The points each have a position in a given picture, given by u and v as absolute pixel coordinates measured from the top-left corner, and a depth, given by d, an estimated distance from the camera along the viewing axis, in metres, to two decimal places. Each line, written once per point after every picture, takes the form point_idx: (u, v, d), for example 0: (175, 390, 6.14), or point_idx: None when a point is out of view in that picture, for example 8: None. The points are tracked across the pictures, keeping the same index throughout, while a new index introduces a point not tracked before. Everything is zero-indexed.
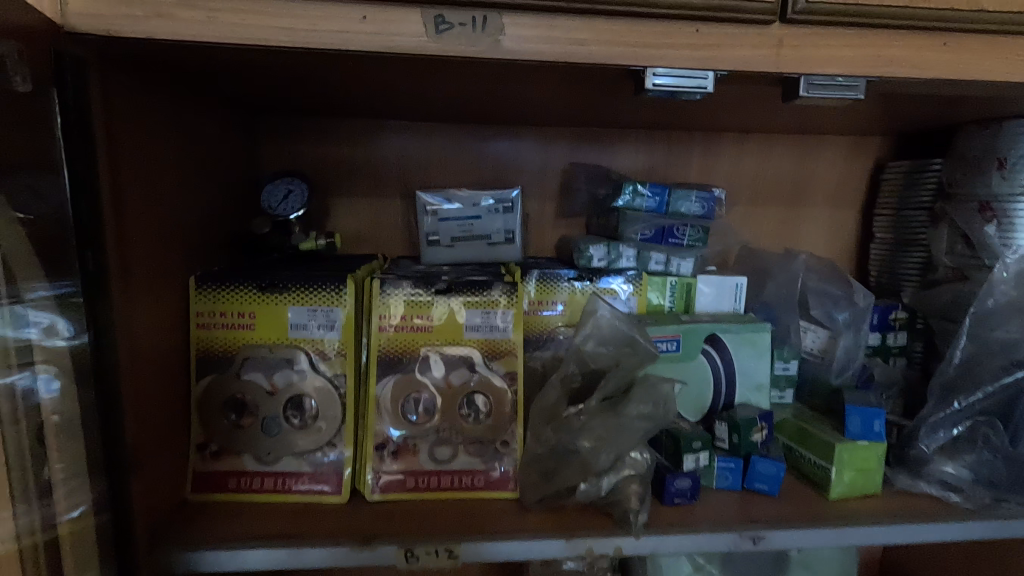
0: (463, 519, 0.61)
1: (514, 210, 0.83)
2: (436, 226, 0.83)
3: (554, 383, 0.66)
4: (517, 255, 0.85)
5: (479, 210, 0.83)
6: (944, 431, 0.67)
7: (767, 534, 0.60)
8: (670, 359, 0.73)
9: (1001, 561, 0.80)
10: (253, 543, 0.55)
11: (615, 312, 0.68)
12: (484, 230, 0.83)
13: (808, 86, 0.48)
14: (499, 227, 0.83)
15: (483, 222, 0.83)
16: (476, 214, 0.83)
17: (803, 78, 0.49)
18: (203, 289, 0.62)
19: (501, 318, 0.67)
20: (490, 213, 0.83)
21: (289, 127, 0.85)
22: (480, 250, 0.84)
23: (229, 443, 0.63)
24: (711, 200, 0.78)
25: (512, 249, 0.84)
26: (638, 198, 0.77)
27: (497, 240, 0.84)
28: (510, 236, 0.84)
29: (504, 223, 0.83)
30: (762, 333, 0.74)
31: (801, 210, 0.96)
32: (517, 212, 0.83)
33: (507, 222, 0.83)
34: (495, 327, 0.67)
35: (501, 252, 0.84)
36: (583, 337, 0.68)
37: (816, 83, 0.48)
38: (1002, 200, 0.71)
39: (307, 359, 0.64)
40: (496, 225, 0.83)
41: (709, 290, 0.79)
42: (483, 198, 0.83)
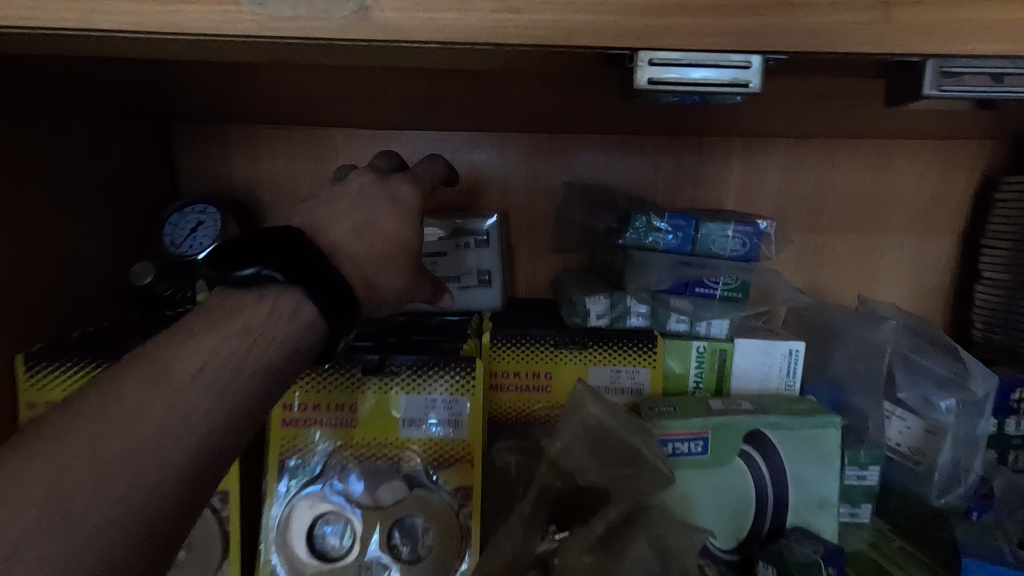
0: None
1: (492, 243, 0.63)
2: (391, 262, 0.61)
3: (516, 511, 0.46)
4: (496, 301, 0.63)
5: (444, 242, 0.62)
6: None
7: None
8: (694, 465, 0.52)
9: None
10: None
11: (611, 408, 0.47)
12: (450, 270, 0.62)
13: (936, 78, 0.29)
14: (470, 266, 0.63)
15: (447, 260, 0.62)
16: (440, 249, 0.62)
17: (932, 63, 0.29)
18: (37, 372, 0.46)
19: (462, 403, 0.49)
20: (458, 248, 0.62)
21: (207, 139, 0.67)
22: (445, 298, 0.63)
23: None
24: (755, 233, 0.56)
25: (489, 297, 0.64)
26: (655, 233, 0.56)
27: (469, 284, 0.63)
28: (486, 278, 0.63)
29: (478, 261, 0.63)
30: (828, 430, 0.52)
31: (875, 240, 0.72)
32: (496, 245, 0.63)
33: (483, 260, 0.63)
34: (442, 423, 0.49)
35: (472, 301, 0.63)
36: (561, 446, 0.46)
37: (950, 75, 0.29)
38: None
39: None
40: (468, 264, 0.63)
41: (750, 360, 0.57)
42: (452, 226, 0.62)
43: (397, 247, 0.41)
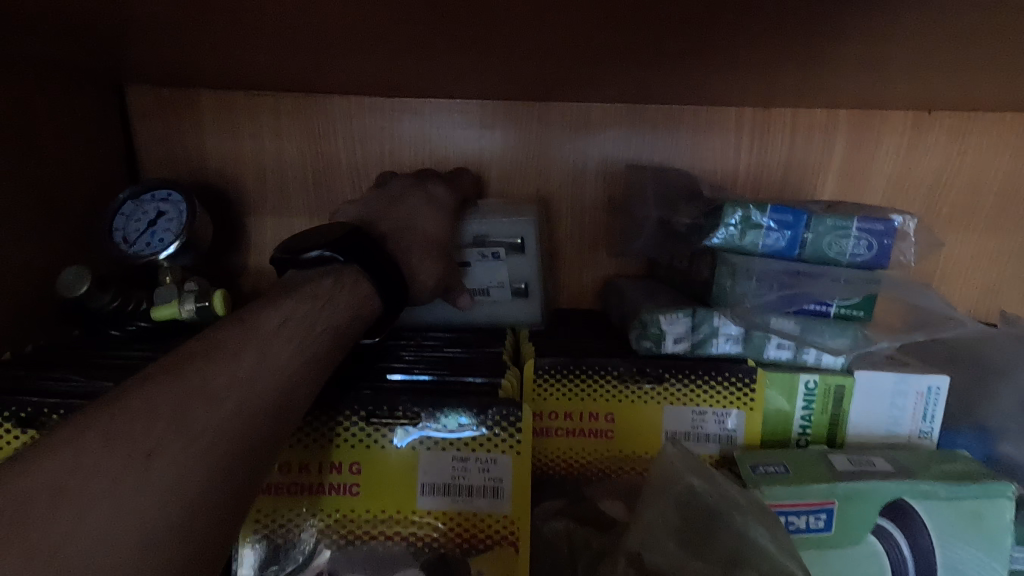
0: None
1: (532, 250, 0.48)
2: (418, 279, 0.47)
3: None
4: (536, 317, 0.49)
5: (472, 246, 0.47)
6: None
7: None
8: (813, 546, 0.38)
9: None
10: None
11: (707, 471, 0.35)
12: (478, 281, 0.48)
13: None
14: (506, 276, 0.48)
15: (476, 268, 0.47)
16: (467, 254, 0.47)
17: None
18: None
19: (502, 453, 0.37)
20: (484, 257, 0.47)
21: (171, 107, 0.53)
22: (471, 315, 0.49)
23: None
24: (888, 232, 0.42)
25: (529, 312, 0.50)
26: (753, 232, 0.42)
27: (504, 298, 0.49)
28: (525, 291, 0.49)
29: (516, 272, 0.48)
30: (996, 504, 0.38)
31: (1004, 239, 0.58)
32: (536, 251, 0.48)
33: (522, 269, 0.48)
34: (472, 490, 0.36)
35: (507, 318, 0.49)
36: (641, 532, 0.34)
37: None
38: None
39: None
40: (502, 275, 0.48)
41: (874, 397, 0.44)
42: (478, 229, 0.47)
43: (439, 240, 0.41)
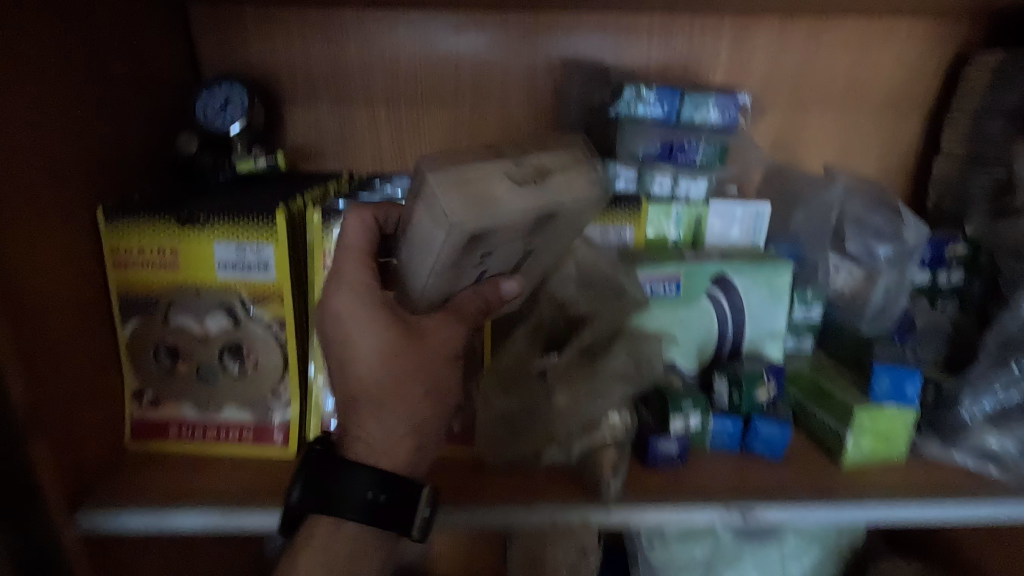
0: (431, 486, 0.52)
1: (497, 229, 0.40)
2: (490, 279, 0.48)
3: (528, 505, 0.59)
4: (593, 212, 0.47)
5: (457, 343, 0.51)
6: (993, 396, 0.55)
7: (760, 510, 0.52)
8: (668, 304, 0.62)
9: None
10: (184, 504, 0.51)
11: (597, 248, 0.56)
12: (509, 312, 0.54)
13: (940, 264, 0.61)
14: (511, 243, 0.43)
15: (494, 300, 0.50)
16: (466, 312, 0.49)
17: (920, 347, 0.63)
18: (116, 224, 0.53)
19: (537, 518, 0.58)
20: (485, 255, 0.43)
21: (225, 20, 0.71)
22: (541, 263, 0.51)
23: (168, 391, 0.58)
24: (734, 105, 0.63)
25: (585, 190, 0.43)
26: (643, 104, 0.62)
27: (539, 238, 0.45)
28: (539, 221, 0.42)
29: (512, 236, 0.42)
30: (781, 273, 0.62)
31: (851, 117, 0.78)
32: (484, 192, 0.38)
33: (505, 234, 0.41)
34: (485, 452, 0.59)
35: (572, 222, 0.46)
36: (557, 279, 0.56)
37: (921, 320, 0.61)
38: None
39: (240, 304, 0.56)
40: (502, 254, 0.44)
41: (724, 217, 0.65)
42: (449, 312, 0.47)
43: (385, 378, 0.45)
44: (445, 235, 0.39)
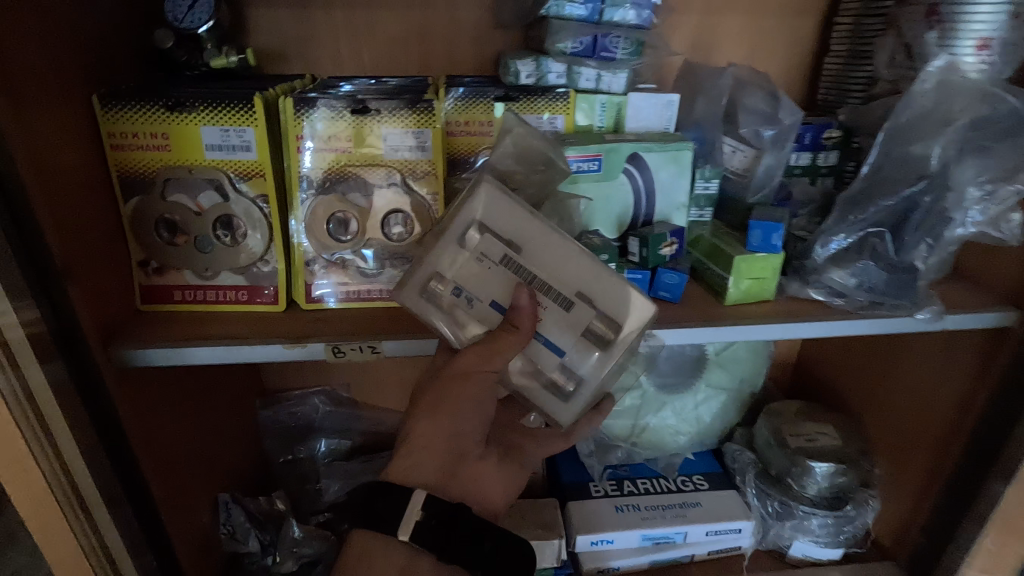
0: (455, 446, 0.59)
1: (432, 266, 0.57)
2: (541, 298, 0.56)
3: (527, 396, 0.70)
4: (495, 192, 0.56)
5: (570, 373, 0.58)
6: (837, 241, 0.71)
7: (657, 333, 0.67)
8: (591, 179, 0.74)
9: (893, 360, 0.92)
10: (196, 344, 0.63)
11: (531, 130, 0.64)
12: (603, 311, 0.56)
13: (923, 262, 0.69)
14: (464, 268, 0.57)
15: (549, 321, 0.56)
16: (545, 349, 0.57)
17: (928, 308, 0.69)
18: (108, 109, 0.61)
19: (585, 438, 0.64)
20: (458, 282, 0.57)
21: None
22: (557, 257, 0.56)
23: (169, 260, 0.67)
24: (648, 6, 0.74)
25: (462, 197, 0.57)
26: (568, 4, 0.72)
27: (482, 244, 0.56)
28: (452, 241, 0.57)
29: (455, 260, 0.57)
30: (684, 151, 0.75)
31: (756, 18, 0.89)
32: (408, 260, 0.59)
33: (439, 267, 0.57)
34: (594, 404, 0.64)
35: (487, 209, 0.56)
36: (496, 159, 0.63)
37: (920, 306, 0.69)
38: (950, 1, 0.66)
39: (228, 181, 0.65)
40: (472, 279, 0.56)
41: (641, 106, 0.77)
42: (536, 364, 0.58)
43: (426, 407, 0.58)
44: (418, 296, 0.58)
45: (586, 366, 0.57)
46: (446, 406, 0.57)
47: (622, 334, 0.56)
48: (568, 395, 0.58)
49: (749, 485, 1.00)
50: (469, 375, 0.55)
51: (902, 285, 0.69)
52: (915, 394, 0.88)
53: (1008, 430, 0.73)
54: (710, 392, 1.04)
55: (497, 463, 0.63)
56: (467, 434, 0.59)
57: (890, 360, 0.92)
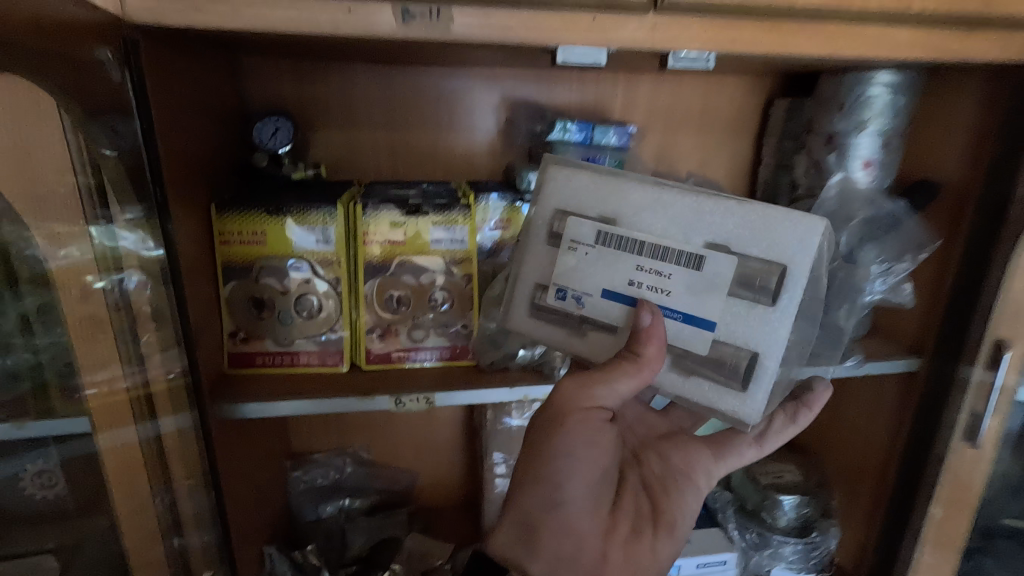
0: (560, 546, 0.65)
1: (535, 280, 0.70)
2: (652, 275, 0.63)
3: (669, 442, 0.79)
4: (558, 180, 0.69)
5: (731, 342, 0.61)
6: None
7: None
8: None
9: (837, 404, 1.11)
10: (283, 399, 0.77)
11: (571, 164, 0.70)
12: (732, 257, 0.60)
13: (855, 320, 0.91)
14: (564, 271, 0.67)
15: (679, 291, 0.62)
16: (688, 328, 0.62)
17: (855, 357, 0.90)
18: (223, 213, 0.79)
19: (778, 439, 0.74)
20: (567, 293, 0.67)
21: (266, 69, 0.97)
22: (648, 216, 0.64)
23: (254, 331, 0.83)
24: (626, 134, 0.98)
25: (541, 191, 0.70)
26: (567, 133, 0.95)
27: (570, 230, 0.66)
28: (546, 238, 0.69)
29: (550, 261, 0.69)
30: None
31: (705, 138, 1.15)
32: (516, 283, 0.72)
33: (541, 271, 0.70)
34: (782, 408, 0.73)
35: (562, 195, 0.69)
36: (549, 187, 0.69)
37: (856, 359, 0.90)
38: (842, 135, 0.90)
39: (310, 267, 0.82)
40: (576, 272, 0.67)
41: None
42: (691, 347, 0.63)
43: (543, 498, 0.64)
44: (537, 324, 0.70)
45: (739, 323, 0.61)
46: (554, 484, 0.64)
47: (767, 265, 0.59)
48: (738, 375, 0.62)
49: (730, 521, 1.14)
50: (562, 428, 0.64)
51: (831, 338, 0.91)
52: (857, 431, 1.06)
53: (926, 454, 0.91)
54: None
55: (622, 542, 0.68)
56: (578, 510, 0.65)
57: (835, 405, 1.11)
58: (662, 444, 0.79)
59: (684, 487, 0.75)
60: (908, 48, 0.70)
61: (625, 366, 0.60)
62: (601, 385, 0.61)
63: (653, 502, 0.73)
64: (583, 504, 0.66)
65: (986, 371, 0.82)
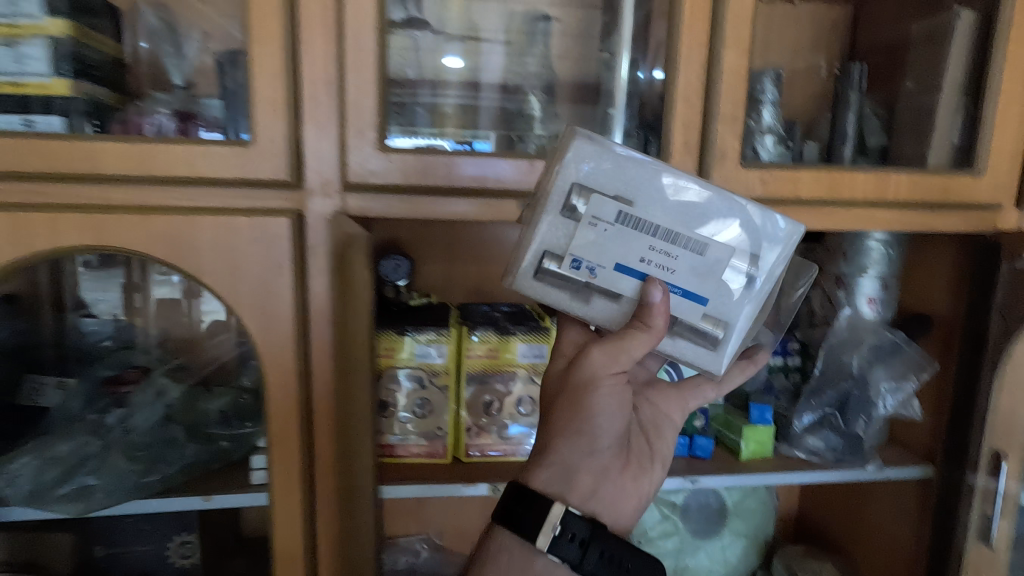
0: (587, 481, 0.73)
1: (546, 248, 0.68)
2: (659, 255, 0.68)
3: (653, 393, 0.87)
4: (582, 153, 0.66)
5: (716, 316, 0.69)
6: (806, 417, 1.10)
7: (701, 478, 1.01)
8: None
9: (866, 506, 1.24)
10: (407, 482, 0.98)
11: (596, 139, 0.66)
12: (733, 247, 0.67)
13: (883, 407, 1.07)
14: (580, 244, 0.67)
15: (683, 271, 0.68)
16: (685, 302, 0.69)
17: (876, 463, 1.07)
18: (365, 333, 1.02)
19: (734, 386, 0.85)
20: (580, 261, 0.68)
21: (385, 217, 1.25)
22: (666, 203, 0.67)
23: (379, 427, 1.04)
24: None
25: (562, 161, 0.66)
26: None
27: (591, 206, 0.66)
28: (560, 210, 0.67)
29: (565, 235, 0.68)
30: None
31: None
32: (524, 248, 0.69)
33: (552, 239, 0.68)
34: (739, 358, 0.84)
35: (582, 170, 0.66)
36: (575, 164, 0.66)
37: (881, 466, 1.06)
38: (848, 276, 1.12)
39: (425, 375, 1.04)
40: (592, 245, 0.67)
41: None
42: (684, 318, 0.70)
43: (565, 436, 0.72)
44: (545, 292, 0.70)
45: (725, 300, 0.69)
46: (578, 429, 0.72)
47: (761, 262, 0.68)
48: (717, 343, 0.71)
49: None
50: (588, 386, 0.72)
51: (853, 444, 1.07)
52: (885, 532, 1.19)
53: (948, 552, 1.04)
54: (733, 538, 1.31)
55: (627, 477, 0.78)
56: (595, 446, 0.74)
57: (863, 507, 1.24)
58: (648, 391, 0.87)
59: (666, 429, 0.85)
60: (889, 224, 0.94)
61: (642, 338, 0.67)
62: (621, 353, 0.68)
63: (648, 443, 0.82)
64: (605, 447, 0.75)
65: (988, 478, 0.97)
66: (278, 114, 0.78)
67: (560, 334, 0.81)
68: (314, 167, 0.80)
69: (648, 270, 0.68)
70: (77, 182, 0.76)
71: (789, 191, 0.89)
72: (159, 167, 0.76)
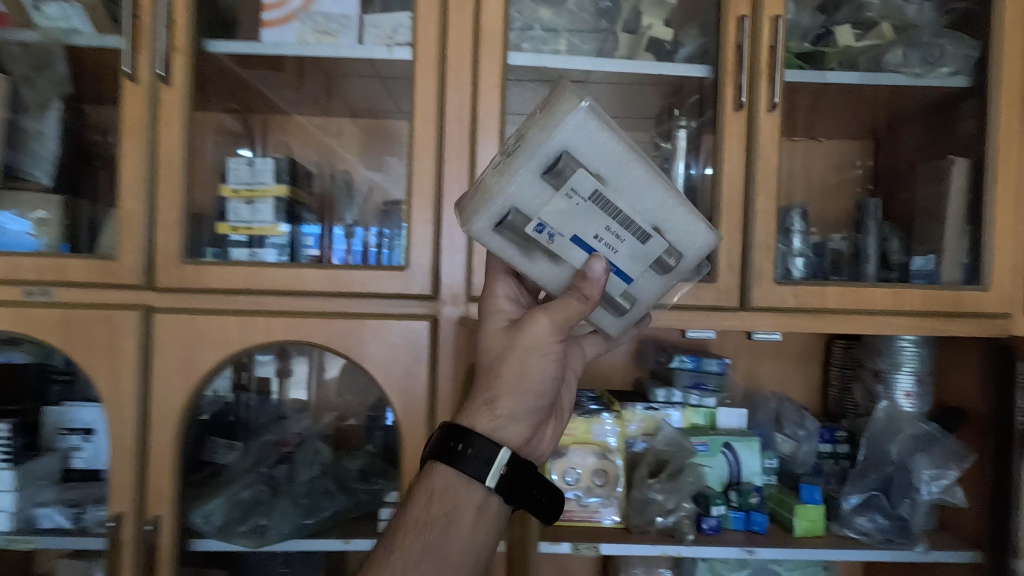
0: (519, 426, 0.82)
1: (514, 204, 0.68)
2: (608, 233, 0.71)
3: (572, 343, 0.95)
4: (579, 126, 0.64)
5: (633, 293, 0.78)
6: (854, 498, 1.22)
7: (758, 549, 1.15)
8: (702, 454, 1.28)
9: None
10: None
11: (594, 110, 0.64)
12: (669, 242, 0.73)
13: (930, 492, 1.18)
14: (552, 207, 0.68)
15: (622, 253, 0.73)
16: (613, 278, 0.76)
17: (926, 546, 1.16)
18: None
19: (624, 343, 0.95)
20: (540, 219, 0.69)
21: None
22: (635, 187, 0.68)
23: None
24: (724, 364, 1.38)
25: (558, 122, 0.63)
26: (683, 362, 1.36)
27: (572, 178, 0.66)
28: (541, 171, 0.66)
29: (538, 197, 0.67)
30: (753, 440, 1.29)
31: (783, 361, 1.53)
32: (493, 199, 0.67)
33: (524, 198, 0.67)
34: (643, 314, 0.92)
35: (574, 139, 0.64)
36: (568, 136, 0.64)
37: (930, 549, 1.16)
38: (885, 372, 1.29)
39: None
40: (560, 215, 0.69)
41: (728, 416, 1.35)
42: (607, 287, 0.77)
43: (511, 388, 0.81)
44: (501, 244, 0.72)
45: (644, 281, 0.77)
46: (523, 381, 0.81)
47: (682, 259, 0.75)
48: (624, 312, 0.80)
49: None
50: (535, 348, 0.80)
51: (902, 526, 1.17)
52: None
53: None
54: None
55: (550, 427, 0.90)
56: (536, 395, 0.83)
57: None
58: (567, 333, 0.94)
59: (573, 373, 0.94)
60: (908, 329, 1.12)
61: (577, 304, 0.74)
62: (559, 318, 0.76)
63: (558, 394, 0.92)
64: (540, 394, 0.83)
65: None
66: (426, 247, 1.08)
67: (492, 287, 0.90)
68: (448, 282, 1.09)
69: (594, 244, 0.72)
70: (287, 295, 1.08)
71: (819, 302, 1.11)
72: (345, 283, 1.07)
